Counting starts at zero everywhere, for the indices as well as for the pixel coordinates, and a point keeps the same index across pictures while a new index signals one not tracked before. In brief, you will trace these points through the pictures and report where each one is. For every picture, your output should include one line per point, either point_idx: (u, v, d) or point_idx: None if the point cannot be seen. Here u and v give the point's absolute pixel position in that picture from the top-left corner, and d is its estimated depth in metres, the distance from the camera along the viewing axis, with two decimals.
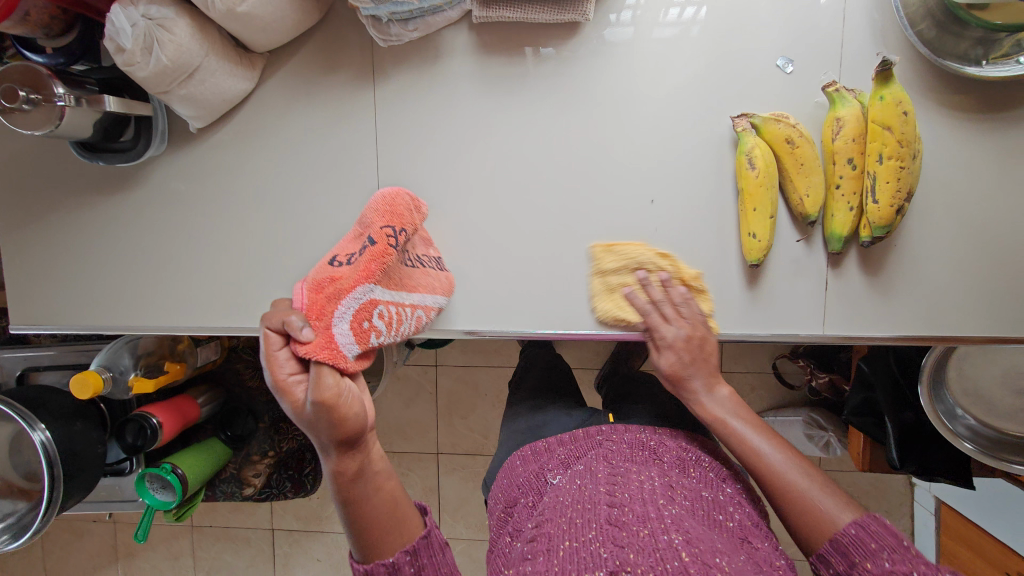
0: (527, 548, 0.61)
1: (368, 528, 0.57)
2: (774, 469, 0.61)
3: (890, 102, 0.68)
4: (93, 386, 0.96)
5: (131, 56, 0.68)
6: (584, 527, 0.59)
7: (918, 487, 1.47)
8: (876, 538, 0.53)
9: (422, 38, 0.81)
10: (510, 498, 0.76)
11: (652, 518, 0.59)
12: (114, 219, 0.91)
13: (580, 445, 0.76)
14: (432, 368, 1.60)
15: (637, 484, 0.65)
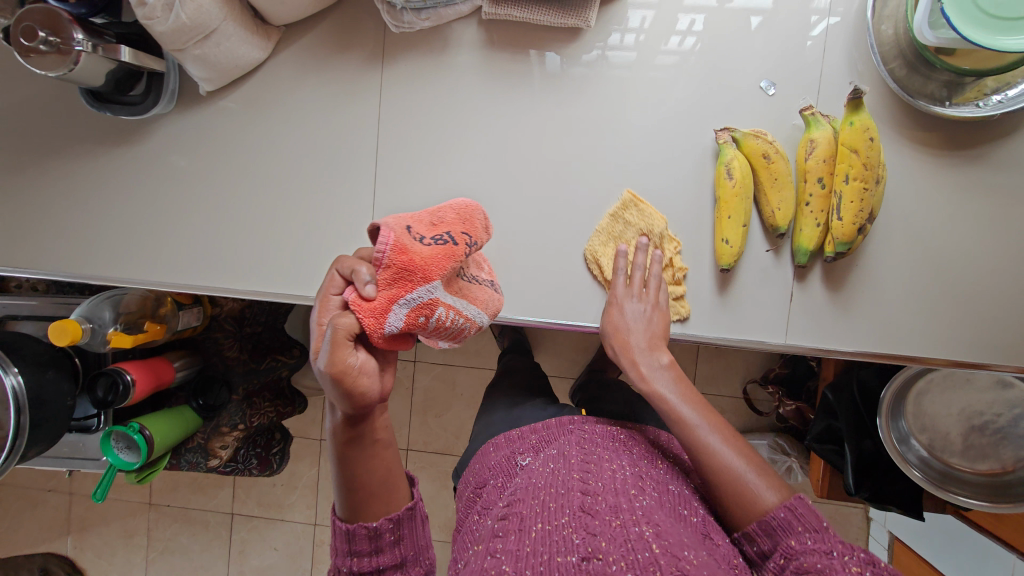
0: (498, 526, 0.59)
1: (366, 493, 0.59)
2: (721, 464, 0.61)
3: (858, 127, 0.73)
4: (71, 335, 0.96)
5: (151, 10, 0.71)
6: (556, 512, 0.57)
7: (873, 521, 1.50)
8: (802, 521, 0.55)
9: (433, 30, 0.85)
10: (480, 480, 0.76)
11: (624, 508, 0.58)
12: (114, 174, 0.93)
13: (554, 432, 0.76)
14: (411, 363, 1.62)
15: (609, 473, 0.64)
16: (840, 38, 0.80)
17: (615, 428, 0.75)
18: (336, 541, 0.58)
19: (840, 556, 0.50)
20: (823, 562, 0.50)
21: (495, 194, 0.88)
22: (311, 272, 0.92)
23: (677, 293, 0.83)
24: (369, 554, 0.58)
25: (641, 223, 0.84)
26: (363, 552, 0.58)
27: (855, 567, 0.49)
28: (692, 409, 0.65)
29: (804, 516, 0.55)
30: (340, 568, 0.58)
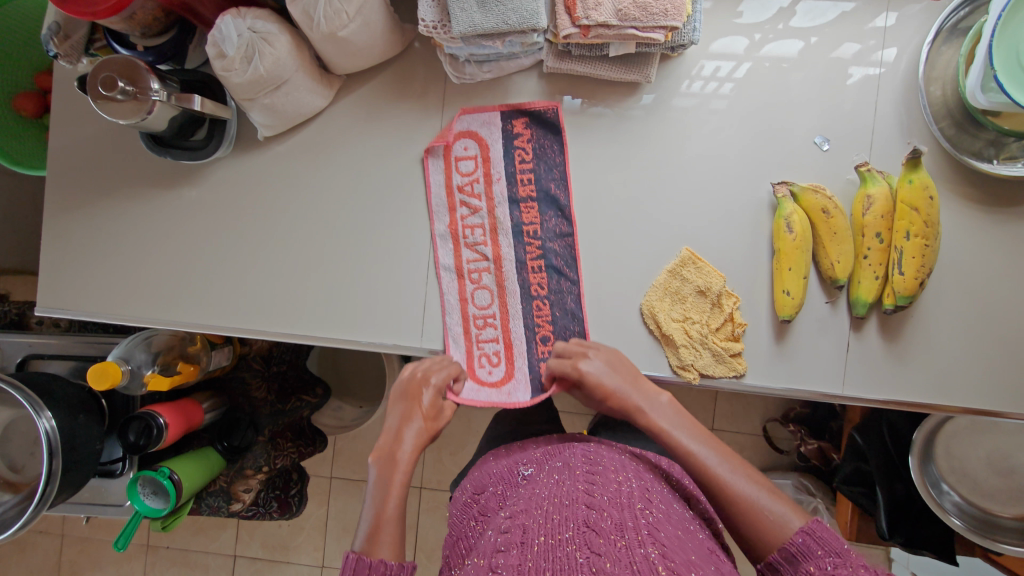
0: (500, 540, 0.62)
1: (378, 539, 0.66)
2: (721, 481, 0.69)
3: (917, 185, 0.76)
4: (111, 377, 0.94)
5: (230, 63, 0.71)
6: (559, 527, 0.60)
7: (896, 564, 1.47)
8: (822, 544, 0.61)
9: (492, 81, 0.87)
10: (480, 487, 0.80)
11: (629, 527, 0.59)
12: (162, 214, 0.92)
13: (558, 449, 0.79)
14: None
15: (615, 487, 0.66)
16: (891, 98, 0.83)
17: (621, 447, 0.78)
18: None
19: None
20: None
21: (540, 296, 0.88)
22: (357, 313, 0.91)
23: (735, 350, 0.83)
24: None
25: (699, 279, 0.84)
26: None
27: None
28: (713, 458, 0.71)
29: (825, 539, 0.61)
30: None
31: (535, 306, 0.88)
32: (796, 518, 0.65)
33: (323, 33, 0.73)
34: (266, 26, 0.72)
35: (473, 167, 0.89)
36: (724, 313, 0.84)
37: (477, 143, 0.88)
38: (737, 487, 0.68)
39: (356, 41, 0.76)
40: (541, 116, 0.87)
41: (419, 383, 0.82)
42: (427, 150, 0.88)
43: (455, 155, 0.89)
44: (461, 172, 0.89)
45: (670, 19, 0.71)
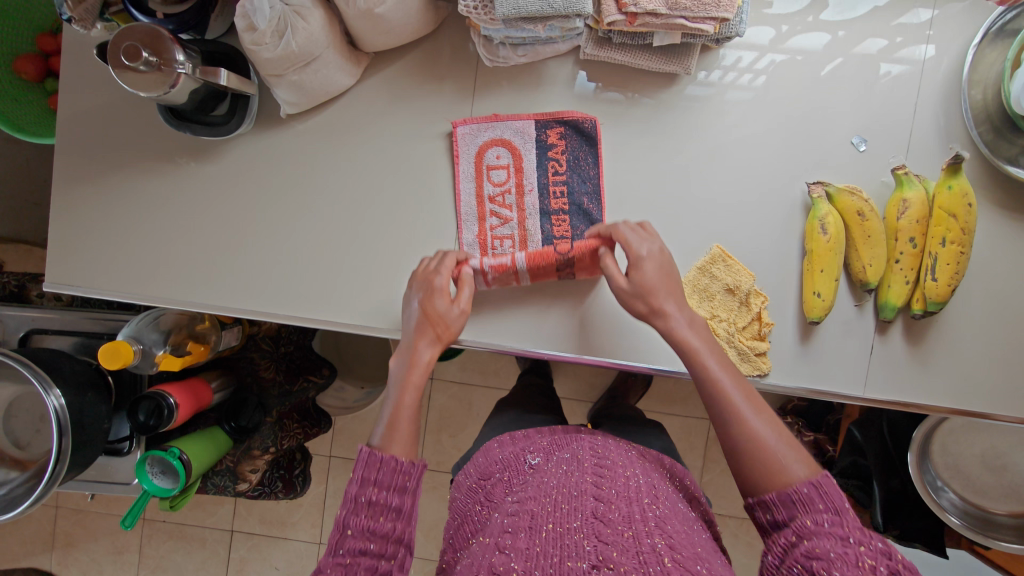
0: (508, 523, 0.62)
1: (394, 433, 0.65)
2: (738, 412, 0.62)
3: (957, 192, 0.76)
4: (123, 357, 0.92)
5: (261, 37, 0.68)
6: (568, 516, 0.60)
7: None
8: (826, 498, 0.55)
9: (526, 65, 0.84)
10: (486, 472, 0.77)
11: (637, 519, 0.60)
12: (176, 190, 0.89)
13: (563, 439, 0.78)
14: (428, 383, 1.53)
15: (624, 481, 0.67)
16: (931, 101, 0.82)
17: (626, 444, 0.78)
18: (365, 469, 0.61)
19: (855, 547, 0.51)
20: (837, 553, 0.50)
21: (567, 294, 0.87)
22: (377, 300, 0.89)
23: (761, 349, 0.83)
24: (388, 489, 0.61)
25: (728, 278, 0.84)
26: (384, 484, 0.61)
27: (869, 561, 0.50)
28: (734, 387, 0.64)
29: (828, 494, 0.55)
30: (360, 496, 0.60)
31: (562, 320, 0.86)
32: (803, 469, 0.58)
33: (359, 10, 0.70)
34: None
35: (505, 177, 0.86)
36: (752, 312, 0.83)
37: (507, 152, 0.86)
38: (750, 425, 0.61)
39: (391, 19, 0.72)
40: (578, 126, 0.84)
41: (434, 291, 0.75)
42: (454, 154, 0.86)
43: (483, 165, 0.86)
44: (491, 182, 0.86)
45: (722, 11, 0.68)
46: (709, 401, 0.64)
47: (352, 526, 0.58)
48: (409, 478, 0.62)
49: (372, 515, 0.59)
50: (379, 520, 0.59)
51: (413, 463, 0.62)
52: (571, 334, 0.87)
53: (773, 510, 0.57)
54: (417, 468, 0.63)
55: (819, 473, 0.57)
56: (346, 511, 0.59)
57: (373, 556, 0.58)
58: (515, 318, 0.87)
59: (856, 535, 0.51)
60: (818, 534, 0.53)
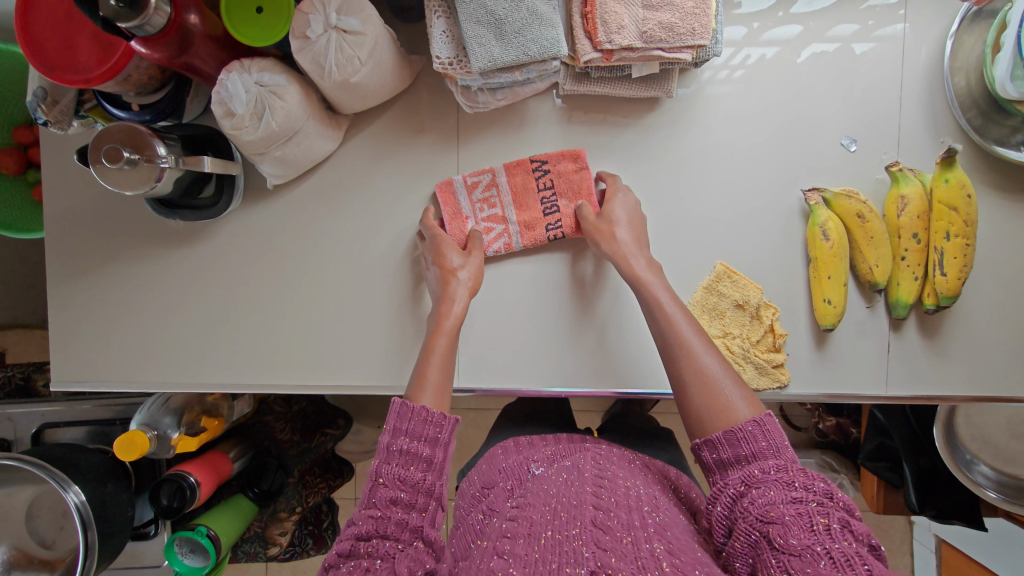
0: (507, 527, 0.57)
1: (422, 381, 0.64)
2: (688, 343, 0.63)
3: (954, 184, 0.75)
4: (140, 447, 0.90)
5: (240, 121, 0.67)
6: (567, 522, 0.55)
7: (917, 526, 1.49)
8: (769, 437, 0.54)
9: (507, 106, 0.84)
10: (489, 480, 0.71)
11: (636, 526, 0.55)
12: (172, 273, 0.88)
13: (567, 450, 0.73)
14: None
15: (625, 490, 0.61)
16: (915, 92, 0.81)
17: (629, 454, 0.73)
18: (398, 420, 0.59)
19: (805, 503, 0.48)
20: (791, 515, 0.47)
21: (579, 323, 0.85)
22: (385, 357, 0.88)
23: (778, 361, 0.82)
24: (419, 440, 0.58)
25: (737, 294, 0.83)
26: (416, 434, 0.59)
27: (821, 519, 0.47)
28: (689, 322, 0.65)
29: (770, 433, 0.54)
30: (391, 448, 0.58)
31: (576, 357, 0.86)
32: (746, 406, 0.57)
33: (336, 82, 0.68)
34: (274, 79, 0.67)
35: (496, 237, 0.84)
36: (764, 325, 0.82)
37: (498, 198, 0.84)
38: (699, 358, 0.61)
39: (367, 84, 0.72)
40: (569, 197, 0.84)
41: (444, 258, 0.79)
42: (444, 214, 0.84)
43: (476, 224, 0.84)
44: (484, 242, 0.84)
45: (697, 38, 0.67)
46: (663, 331, 0.66)
47: (385, 474, 0.56)
48: (440, 430, 0.59)
49: (404, 465, 0.57)
50: (409, 471, 0.57)
51: (444, 415, 0.60)
52: (588, 366, 0.85)
53: (720, 450, 0.55)
54: (451, 422, 0.60)
55: (762, 412, 0.57)
56: (377, 461, 0.57)
57: (404, 507, 0.56)
58: (533, 363, 0.86)
59: (801, 481, 0.50)
60: (766, 483, 0.51)
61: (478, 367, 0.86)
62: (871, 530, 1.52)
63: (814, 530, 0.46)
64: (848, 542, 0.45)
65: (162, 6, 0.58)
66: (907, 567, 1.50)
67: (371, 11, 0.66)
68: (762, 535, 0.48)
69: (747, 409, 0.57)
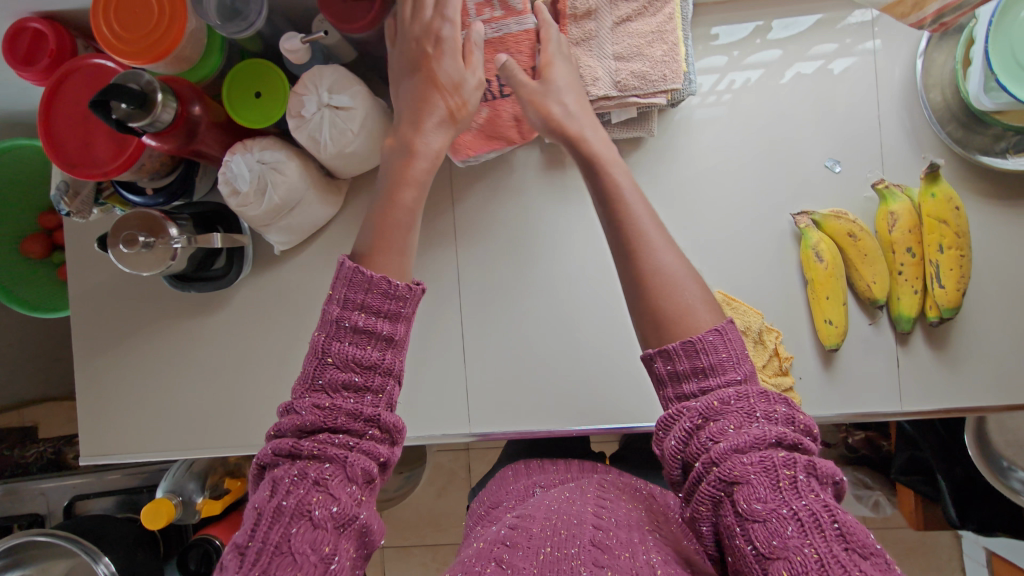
0: (506, 535, 0.59)
1: (388, 244, 0.57)
2: (652, 244, 0.56)
3: (941, 198, 0.76)
4: (166, 515, 0.92)
5: (246, 198, 0.71)
6: (567, 540, 0.55)
7: (964, 539, 1.42)
8: (728, 348, 0.50)
9: (496, 158, 0.87)
10: (494, 500, 0.76)
11: (635, 542, 0.56)
12: (188, 342, 0.91)
13: (570, 475, 0.77)
14: (464, 453, 1.46)
15: (624, 511, 0.63)
16: (893, 110, 0.83)
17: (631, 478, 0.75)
18: (348, 288, 0.53)
19: (770, 453, 0.43)
20: (754, 470, 0.42)
21: (585, 359, 0.87)
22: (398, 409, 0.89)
23: (787, 385, 0.81)
24: (376, 314, 0.53)
25: (738, 321, 0.83)
26: (373, 308, 0.53)
27: (786, 471, 0.42)
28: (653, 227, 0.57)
29: (732, 342, 0.50)
30: (342, 322, 0.52)
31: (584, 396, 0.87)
32: (708, 311, 0.52)
33: (332, 153, 0.72)
34: (274, 156, 0.71)
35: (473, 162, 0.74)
36: (769, 349, 0.82)
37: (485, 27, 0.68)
38: (659, 256, 0.55)
39: (362, 151, 0.75)
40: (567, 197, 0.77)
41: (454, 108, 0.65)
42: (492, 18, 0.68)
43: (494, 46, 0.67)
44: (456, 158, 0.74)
45: (670, 83, 0.70)
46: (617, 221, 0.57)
47: (334, 351, 0.52)
48: (404, 305, 0.54)
49: (360, 342, 0.52)
50: (365, 349, 0.52)
51: (410, 287, 0.55)
52: (597, 405, 0.86)
53: (675, 362, 0.50)
54: (415, 294, 0.55)
55: (724, 320, 0.52)
56: (326, 335, 0.52)
57: (356, 391, 0.52)
58: (546, 402, 0.87)
59: (766, 424, 0.45)
60: (729, 424, 0.45)
61: (489, 412, 0.88)
62: (915, 547, 1.45)
63: (779, 486, 0.41)
64: (816, 498, 0.41)
65: (169, 102, 0.63)
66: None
67: (360, 87, 0.71)
68: (726, 496, 0.43)
69: (708, 314, 0.52)
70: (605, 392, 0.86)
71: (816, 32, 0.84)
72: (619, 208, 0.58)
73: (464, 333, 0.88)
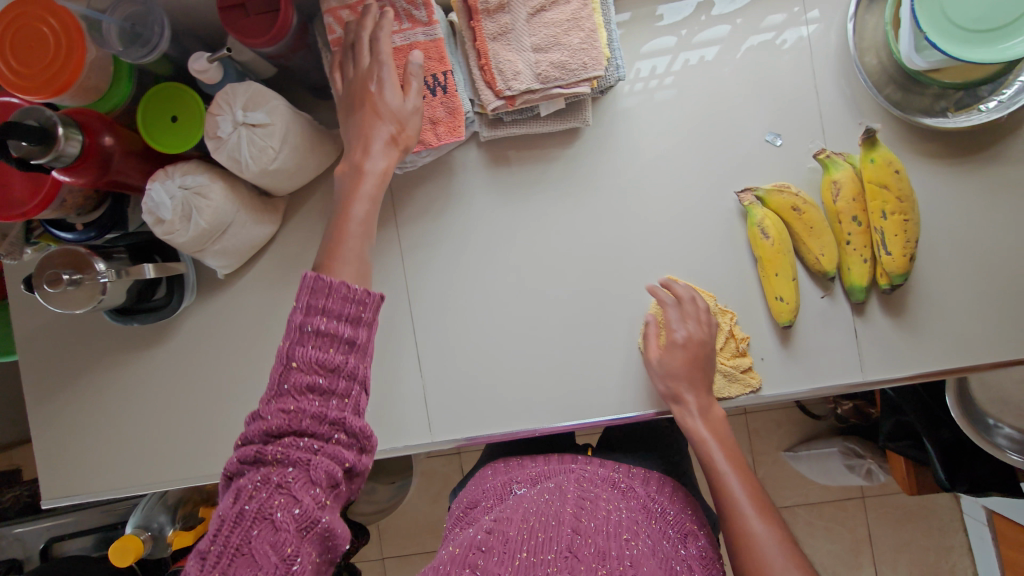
0: (481, 539, 0.58)
1: (341, 245, 0.56)
2: (733, 500, 0.64)
3: (881, 163, 0.74)
4: (135, 551, 0.91)
5: (170, 226, 0.69)
6: (543, 545, 0.56)
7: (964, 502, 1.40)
8: None
9: (433, 161, 0.86)
10: (473, 499, 0.75)
11: (611, 556, 0.55)
12: (141, 375, 0.90)
13: (551, 468, 0.75)
14: (456, 458, 1.43)
15: (604, 514, 0.62)
16: (829, 78, 0.82)
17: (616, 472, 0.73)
18: (306, 296, 0.51)
19: None
20: None
21: (542, 356, 0.85)
22: None
23: (745, 365, 0.81)
24: (338, 319, 0.51)
25: None
26: (335, 313, 0.51)
27: None
28: (724, 459, 0.69)
29: None
30: (304, 327, 0.50)
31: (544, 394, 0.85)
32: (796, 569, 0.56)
33: (254, 172, 0.70)
34: (196, 180, 0.70)
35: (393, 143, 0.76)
36: (723, 331, 0.82)
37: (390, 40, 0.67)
38: (731, 488, 0.66)
39: (289, 167, 0.73)
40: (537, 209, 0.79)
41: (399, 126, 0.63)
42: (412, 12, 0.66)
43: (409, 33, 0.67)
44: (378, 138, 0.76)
45: (590, 71, 0.69)
46: (703, 456, 0.71)
47: (296, 357, 0.49)
48: (364, 309, 0.52)
49: (322, 351, 0.50)
50: (328, 353, 0.50)
51: (370, 292, 0.52)
52: (558, 402, 0.85)
53: None
54: (375, 301, 0.53)
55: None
56: (290, 341, 0.50)
57: (321, 395, 0.49)
58: (506, 404, 0.86)
59: None
60: None
61: (451, 419, 0.86)
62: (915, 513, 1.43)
63: None
64: None
65: (73, 135, 0.62)
66: (962, 544, 1.38)
67: (277, 100, 0.69)
68: None
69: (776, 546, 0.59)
70: (565, 389, 0.85)
71: (743, 7, 0.82)
72: (718, 471, 0.68)
73: (418, 340, 0.87)
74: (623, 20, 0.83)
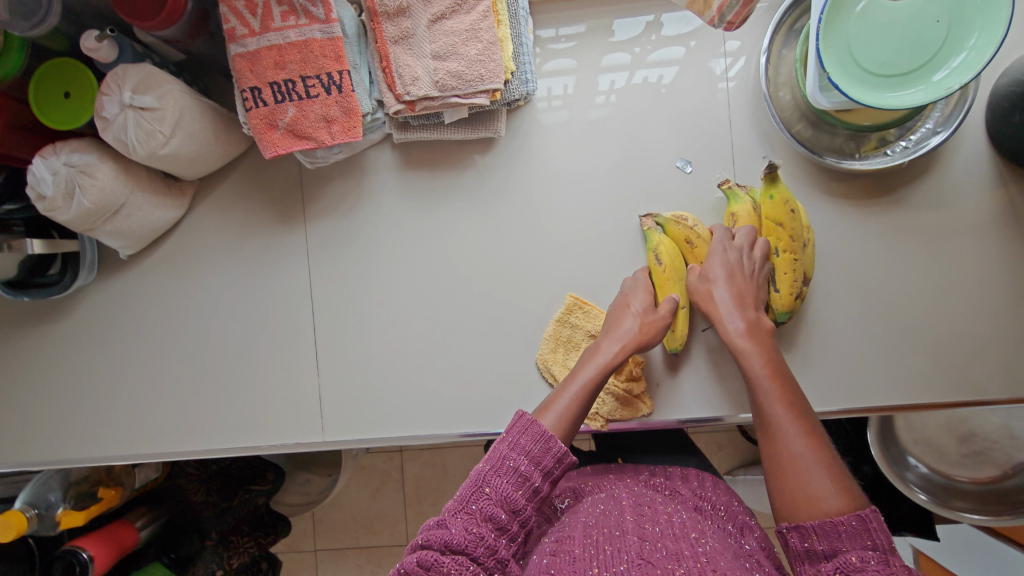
0: (547, 562, 0.51)
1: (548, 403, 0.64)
2: (778, 419, 0.58)
3: (779, 201, 0.74)
4: (15, 527, 0.88)
5: (52, 202, 0.69)
6: (612, 557, 0.49)
7: None
8: (873, 539, 0.48)
9: (347, 159, 0.85)
10: None
11: (686, 556, 0.49)
12: (37, 350, 0.89)
13: (590, 482, 0.70)
14: (397, 453, 1.30)
15: (666, 517, 0.56)
16: (744, 110, 0.82)
17: (666, 479, 0.69)
18: (523, 435, 0.56)
19: None
20: None
21: (441, 363, 0.85)
22: (254, 415, 0.87)
23: (637, 390, 0.81)
24: (534, 465, 0.55)
25: (589, 324, 0.81)
26: (532, 457, 0.55)
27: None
28: (770, 382, 0.62)
29: (875, 534, 0.48)
30: (506, 461, 0.55)
31: (438, 401, 0.84)
32: (835, 496, 0.51)
33: (143, 156, 0.69)
34: (84, 159, 0.69)
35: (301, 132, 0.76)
36: None
37: (283, 32, 0.66)
38: (771, 409, 0.59)
39: (184, 153, 0.73)
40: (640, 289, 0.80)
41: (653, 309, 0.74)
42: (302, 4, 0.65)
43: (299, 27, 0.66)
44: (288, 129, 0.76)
45: (488, 83, 0.69)
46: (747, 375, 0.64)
47: (491, 485, 0.53)
48: (558, 464, 0.56)
49: (523, 483, 0.54)
50: (517, 491, 0.53)
51: (567, 454, 0.57)
52: (452, 412, 0.84)
53: (811, 540, 0.50)
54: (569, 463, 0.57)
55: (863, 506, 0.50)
56: (490, 468, 0.54)
57: (498, 528, 0.51)
58: (400, 409, 0.85)
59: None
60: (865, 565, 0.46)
61: (343, 420, 0.86)
62: None
63: None
64: None
65: None
66: None
67: (171, 85, 0.69)
68: None
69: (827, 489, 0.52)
70: (460, 399, 0.84)
71: (690, 31, 0.82)
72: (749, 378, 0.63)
73: (318, 338, 0.86)
74: (578, 31, 0.83)
